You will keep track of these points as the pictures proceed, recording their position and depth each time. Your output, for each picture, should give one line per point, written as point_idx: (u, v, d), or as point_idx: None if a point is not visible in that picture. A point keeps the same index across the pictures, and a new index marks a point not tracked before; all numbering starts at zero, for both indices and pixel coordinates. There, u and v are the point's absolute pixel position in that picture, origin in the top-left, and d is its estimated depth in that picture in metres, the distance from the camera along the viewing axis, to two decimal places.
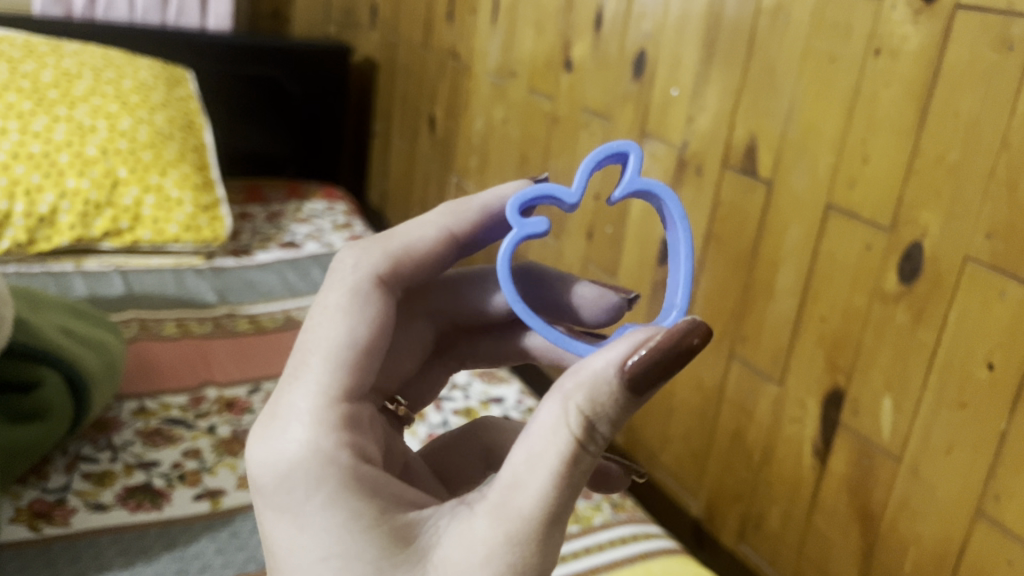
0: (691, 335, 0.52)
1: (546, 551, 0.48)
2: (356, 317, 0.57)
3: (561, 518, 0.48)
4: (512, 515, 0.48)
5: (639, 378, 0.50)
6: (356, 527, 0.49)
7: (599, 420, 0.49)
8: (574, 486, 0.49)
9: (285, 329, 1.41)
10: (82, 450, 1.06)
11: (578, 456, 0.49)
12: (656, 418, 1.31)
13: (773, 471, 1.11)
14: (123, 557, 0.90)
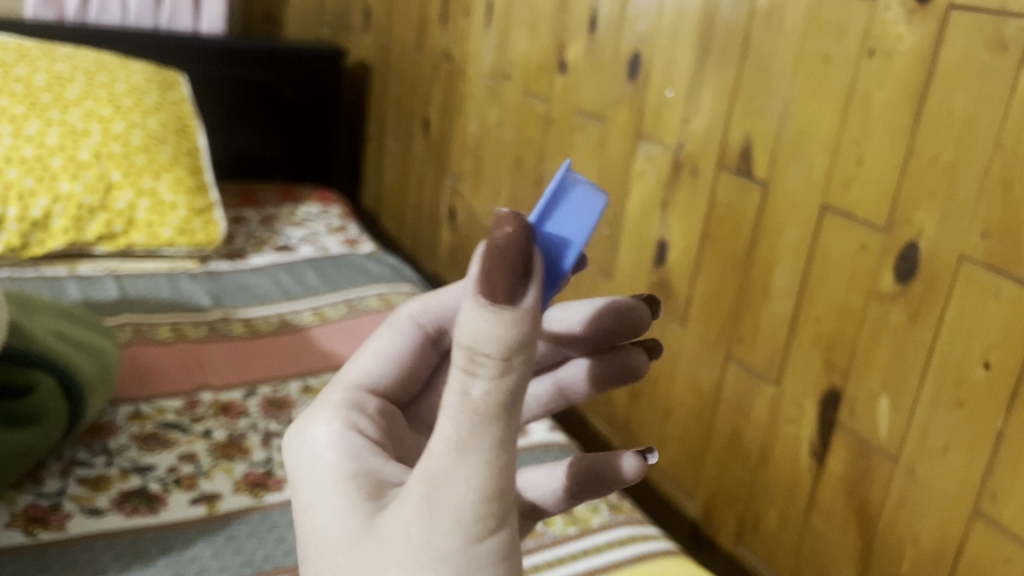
0: (499, 224, 0.39)
1: (472, 505, 0.40)
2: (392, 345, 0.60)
3: (482, 466, 0.40)
4: (424, 468, 0.41)
5: (494, 286, 0.38)
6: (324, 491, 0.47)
7: (475, 350, 0.39)
8: (484, 425, 0.40)
9: (281, 332, 1.41)
10: (77, 455, 1.05)
11: (466, 391, 0.40)
12: (653, 420, 1.31)
13: (770, 472, 1.11)
14: (119, 562, 0.90)
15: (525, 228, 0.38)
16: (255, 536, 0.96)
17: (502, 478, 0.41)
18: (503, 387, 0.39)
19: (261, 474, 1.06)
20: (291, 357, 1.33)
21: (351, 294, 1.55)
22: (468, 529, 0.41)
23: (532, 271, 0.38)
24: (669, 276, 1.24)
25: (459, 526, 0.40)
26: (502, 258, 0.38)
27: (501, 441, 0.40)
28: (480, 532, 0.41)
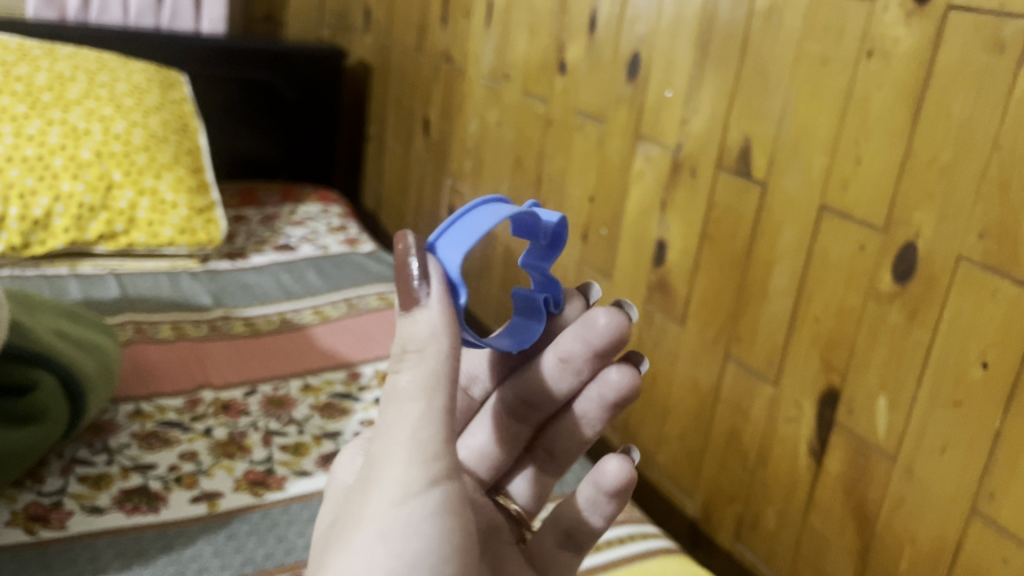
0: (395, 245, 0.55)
1: (400, 465, 0.54)
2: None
3: (408, 434, 0.54)
4: (374, 444, 0.56)
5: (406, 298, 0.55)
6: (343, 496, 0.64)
7: (399, 346, 0.55)
8: (411, 399, 0.54)
9: (281, 331, 1.41)
10: (78, 453, 1.06)
11: (395, 377, 0.56)
12: (652, 419, 1.32)
13: (769, 471, 1.11)
14: (120, 560, 0.90)
15: (416, 245, 0.55)
16: (255, 534, 0.96)
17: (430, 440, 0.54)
18: (417, 368, 0.54)
19: (261, 473, 1.07)
20: (291, 356, 1.34)
21: (351, 293, 1.56)
22: (396, 484, 0.54)
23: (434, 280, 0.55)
24: (668, 275, 1.25)
25: (392, 483, 0.54)
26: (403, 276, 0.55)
27: (421, 414, 0.54)
28: (408, 490, 0.54)
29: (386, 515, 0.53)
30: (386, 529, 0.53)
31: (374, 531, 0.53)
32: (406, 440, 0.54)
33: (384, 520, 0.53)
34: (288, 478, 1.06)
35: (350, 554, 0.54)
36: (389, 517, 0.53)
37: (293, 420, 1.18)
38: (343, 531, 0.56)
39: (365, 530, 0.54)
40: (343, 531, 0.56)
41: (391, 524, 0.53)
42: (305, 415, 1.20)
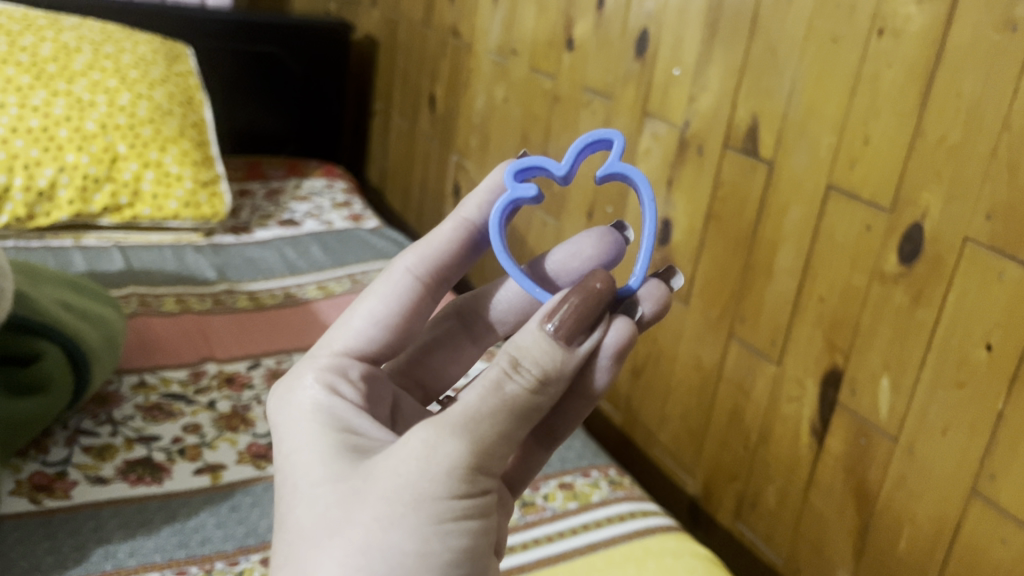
0: (592, 280, 0.53)
1: (449, 460, 0.48)
2: (377, 296, 0.63)
3: (482, 442, 0.49)
4: (425, 430, 0.49)
5: (567, 325, 0.52)
6: (325, 444, 0.54)
7: (529, 356, 0.51)
8: (505, 409, 0.49)
9: (285, 306, 1.41)
10: (82, 424, 1.06)
11: (501, 385, 0.49)
12: (654, 398, 1.32)
13: (770, 450, 1.11)
14: (124, 530, 0.91)
15: (610, 287, 0.54)
16: (258, 506, 0.97)
17: (507, 451, 0.50)
18: (534, 389, 0.50)
19: (265, 445, 1.07)
20: (295, 331, 1.34)
21: (355, 269, 1.56)
22: (455, 487, 0.48)
23: (600, 322, 0.54)
24: (674, 254, 1.24)
25: (438, 477, 0.48)
26: (593, 301, 0.53)
27: (506, 434, 0.49)
28: (464, 505, 0.48)
29: (439, 519, 0.48)
30: (433, 533, 0.48)
31: (419, 527, 0.48)
32: (476, 448, 0.48)
33: (429, 526, 0.48)
34: None
35: (385, 549, 0.47)
36: (441, 527, 0.48)
37: None
38: (363, 511, 0.49)
39: (407, 520, 0.48)
40: (361, 513, 0.49)
41: (439, 531, 0.48)
42: None
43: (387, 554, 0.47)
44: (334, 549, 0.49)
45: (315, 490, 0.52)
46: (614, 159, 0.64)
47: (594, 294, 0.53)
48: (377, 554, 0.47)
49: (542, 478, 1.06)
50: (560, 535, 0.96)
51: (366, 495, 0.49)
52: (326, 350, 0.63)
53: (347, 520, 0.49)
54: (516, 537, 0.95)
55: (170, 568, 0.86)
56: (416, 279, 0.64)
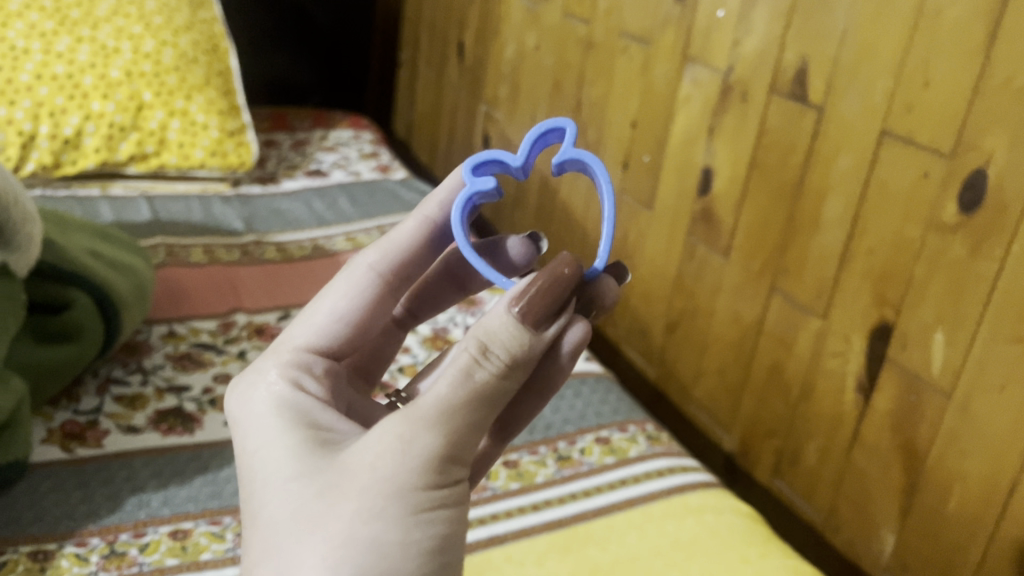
0: (560, 265, 0.56)
1: (427, 448, 0.48)
2: (341, 294, 0.66)
3: (457, 431, 0.49)
4: (399, 423, 0.49)
5: (533, 311, 0.54)
6: (292, 441, 0.53)
7: (497, 339, 0.52)
8: (478, 396, 0.50)
9: (314, 258, 1.39)
10: (112, 373, 1.05)
11: (471, 373, 0.51)
12: (690, 352, 1.29)
13: (812, 407, 1.08)
14: (156, 480, 0.89)
15: (577, 272, 0.57)
16: None
17: (477, 439, 0.51)
18: (503, 375, 0.52)
19: None
20: (324, 282, 1.32)
21: (384, 221, 1.53)
22: (432, 475, 0.48)
23: (564, 309, 0.57)
24: (714, 205, 1.21)
25: (417, 466, 0.48)
26: (557, 289, 0.56)
27: (477, 423, 0.50)
28: (440, 494, 0.49)
29: (418, 509, 0.48)
30: (415, 521, 0.48)
31: (402, 516, 0.47)
32: (452, 437, 0.49)
33: (409, 516, 0.48)
34: None
35: (369, 540, 0.47)
36: (422, 516, 0.48)
37: None
38: (342, 503, 0.48)
39: (390, 509, 0.47)
40: (341, 503, 0.48)
41: (419, 520, 0.48)
42: None
43: (372, 546, 0.46)
44: (316, 543, 0.47)
45: (287, 486, 0.50)
46: (567, 145, 0.66)
47: (562, 281, 0.56)
48: (362, 548, 0.46)
49: (577, 432, 1.03)
50: (596, 490, 0.94)
51: (344, 488, 0.48)
52: (287, 347, 0.63)
53: (326, 514, 0.48)
54: (553, 492, 0.93)
55: (203, 518, 0.85)
56: (380, 277, 0.67)
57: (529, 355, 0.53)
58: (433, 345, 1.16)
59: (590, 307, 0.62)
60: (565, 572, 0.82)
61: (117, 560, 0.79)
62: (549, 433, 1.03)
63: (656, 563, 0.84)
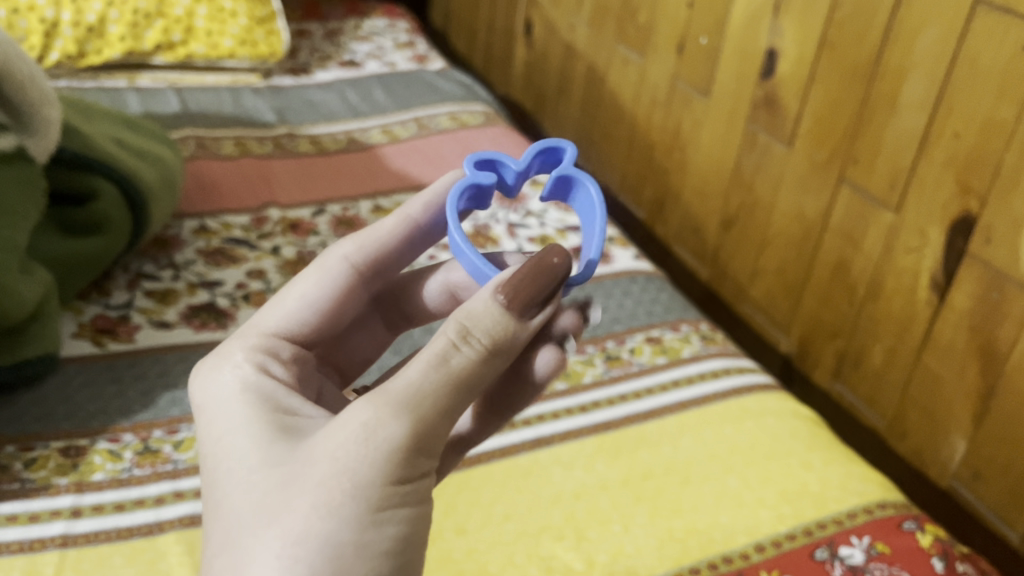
0: (548, 254, 0.51)
1: (394, 437, 0.43)
2: (312, 279, 0.60)
3: (427, 420, 0.44)
4: (364, 408, 0.44)
5: (519, 297, 0.49)
6: (250, 426, 0.47)
7: (479, 326, 0.47)
8: (451, 385, 0.45)
9: (349, 151, 1.32)
10: (143, 268, 1.01)
11: (446, 359, 0.45)
12: (748, 250, 1.22)
13: (879, 307, 1.02)
14: (191, 377, 0.86)
15: (567, 262, 0.51)
16: None
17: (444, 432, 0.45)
18: (481, 365, 0.47)
19: None
20: (360, 175, 1.26)
21: (422, 112, 1.46)
22: (396, 468, 0.42)
23: (555, 297, 0.51)
24: (778, 90, 1.12)
25: (381, 457, 0.42)
26: (543, 277, 0.50)
27: (446, 413, 0.45)
28: (404, 489, 0.43)
29: (379, 505, 0.42)
30: (375, 519, 0.42)
31: (361, 510, 0.41)
32: (421, 426, 0.43)
33: (367, 510, 0.42)
34: None
35: (323, 539, 0.40)
36: (382, 514, 0.42)
37: None
38: (297, 495, 0.42)
39: (347, 502, 0.41)
40: (296, 495, 0.42)
41: (379, 516, 0.42)
42: None
43: (327, 546, 0.40)
44: (266, 541, 0.41)
45: (240, 479, 0.44)
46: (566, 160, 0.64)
47: (550, 269, 0.51)
48: (316, 548, 0.40)
49: (627, 332, 0.98)
50: (648, 393, 0.89)
51: (300, 479, 0.42)
52: (255, 330, 0.57)
53: (279, 508, 0.42)
54: (602, 394, 0.89)
55: None
56: (351, 268, 0.61)
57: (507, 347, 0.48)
58: (475, 242, 1.11)
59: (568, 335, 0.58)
60: (615, 476, 0.78)
61: (150, 457, 0.76)
62: (597, 332, 0.98)
63: (713, 469, 0.79)
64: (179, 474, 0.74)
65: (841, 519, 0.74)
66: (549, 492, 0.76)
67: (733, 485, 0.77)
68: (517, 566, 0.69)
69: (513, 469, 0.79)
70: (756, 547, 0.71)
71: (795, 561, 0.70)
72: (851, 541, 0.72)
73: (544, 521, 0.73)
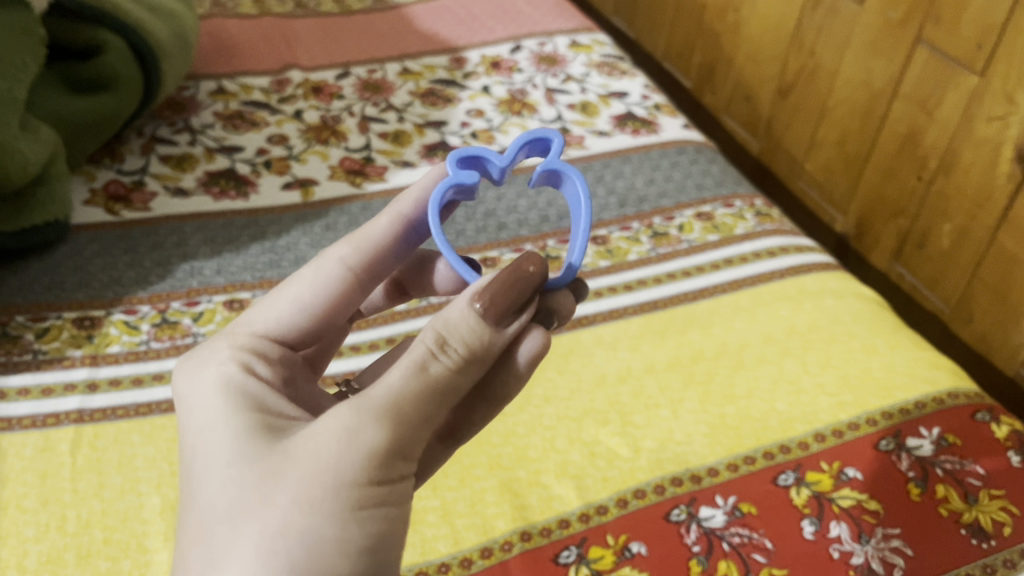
0: (524, 261, 0.43)
1: (376, 437, 0.36)
2: (303, 289, 0.49)
3: (411, 423, 0.37)
4: (345, 409, 0.37)
5: (497, 304, 0.41)
6: (222, 419, 0.40)
7: (455, 337, 0.40)
8: (433, 393, 0.38)
9: (374, 11, 1.23)
10: (158, 132, 0.95)
11: (424, 367, 0.39)
12: (806, 120, 1.15)
13: (952, 182, 0.94)
14: (209, 247, 0.81)
15: (544, 271, 0.44)
16: (355, 225, 0.85)
17: (425, 438, 0.38)
18: (460, 377, 0.40)
19: (359, 162, 0.94)
20: (386, 36, 1.17)
21: None
22: (377, 471, 0.36)
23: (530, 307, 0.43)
24: None
25: (364, 460, 0.36)
26: (517, 287, 0.42)
27: (428, 420, 0.38)
28: (387, 493, 0.36)
29: (360, 506, 0.35)
30: (356, 518, 0.35)
31: (341, 509, 0.35)
32: (404, 431, 0.37)
33: (349, 513, 0.35)
34: (388, 168, 0.93)
35: (300, 537, 0.34)
36: (365, 513, 0.35)
37: (392, 107, 1.03)
38: (273, 494, 0.35)
39: (325, 500, 0.35)
40: (273, 498, 0.35)
41: (361, 516, 0.35)
42: (406, 102, 1.05)
43: (303, 547, 0.34)
44: (235, 540, 0.35)
45: (206, 468, 0.38)
46: (554, 154, 0.54)
47: (525, 281, 0.43)
48: (292, 550, 0.34)
49: (676, 207, 0.91)
50: (698, 271, 0.82)
51: (273, 474, 0.36)
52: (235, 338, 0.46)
53: (249, 502, 0.35)
54: (648, 271, 0.82)
55: (261, 289, 0.77)
56: (355, 275, 0.49)
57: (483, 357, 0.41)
58: (511, 110, 1.04)
59: (552, 317, 0.49)
60: (663, 359, 0.73)
61: (169, 330, 0.71)
62: (643, 208, 0.91)
63: (768, 352, 0.73)
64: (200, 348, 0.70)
65: (908, 408, 0.69)
66: (592, 374, 0.71)
67: (791, 370, 0.72)
68: (558, 451, 0.65)
69: (554, 349, 0.73)
70: (815, 437, 0.67)
71: (858, 451, 0.65)
72: (920, 432, 0.67)
73: (587, 405, 0.68)
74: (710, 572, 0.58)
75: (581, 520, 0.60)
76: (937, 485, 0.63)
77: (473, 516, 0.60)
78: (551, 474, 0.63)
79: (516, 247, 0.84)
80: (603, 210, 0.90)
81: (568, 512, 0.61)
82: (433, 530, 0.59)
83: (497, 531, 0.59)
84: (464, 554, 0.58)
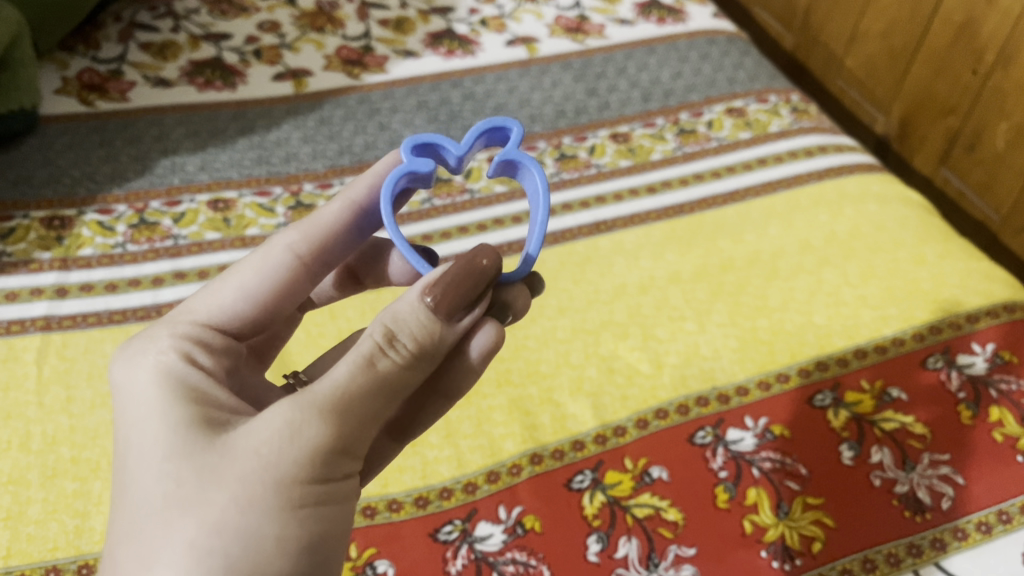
0: (475, 256, 0.35)
1: (327, 434, 0.30)
2: (247, 276, 0.39)
3: (359, 421, 0.31)
4: (289, 403, 0.30)
5: (447, 302, 0.34)
6: (156, 408, 0.32)
7: (405, 330, 0.33)
8: (383, 392, 0.32)
9: None
10: (138, 17, 0.87)
11: (372, 362, 0.32)
12: (848, 9, 1.06)
13: (1011, 77, 0.85)
14: (192, 142, 0.74)
15: (499, 267, 0.35)
16: (352, 120, 0.78)
17: (368, 439, 0.32)
18: (411, 377, 0.33)
19: (358, 51, 0.86)
20: None
21: None
22: (323, 471, 0.30)
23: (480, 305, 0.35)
24: None
25: (311, 460, 0.30)
26: (470, 281, 0.34)
27: (375, 419, 0.32)
28: (331, 497, 0.30)
29: (301, 504, 0.29)
30: (298, 518, 0.29)
31: (280, 505, 0.29)
32: (352, 429, 0.31)
33: (291, 517, 0.29)
34: (389, 59, 0.85)
35: (235, 536, 0.28)
36: (307, 511, 0.29)
37: None
38: (213, 485, 0.29)
39: (261, 493, 0.29)
40: (210, 488, 0.29)
41: (303, 520, 0.29)
42: None
43: (235, 547, 0.28)
44: (153, 537, 0.28)
45: (123, 451, 0.31)
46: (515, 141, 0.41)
47: (479, 277, 0.35)
48: (221, 550, 0.28)
49: (705, 103, 0.83)
50: (729, 173, 0.75)
51: (203, 457, 0.30)
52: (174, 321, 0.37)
53: (171, 490, 0.29)
54: (674, 172, 0.75)
55: (249, 187, 0.70)
56: (302, 266, 0.40)
57: (425, 363, 0.34)
58: None
59: (507, 314, 0.39)
60: (689, 268, 0.66)
61: (147, 232, 0.65)
62: (668, 103, 0.83)
63: (805, 261, 0.67)
64: (181, 252, 0.64)
65: (959, 323, 0.62)
66: (610, 284, 0.65)
67: (830, 281, 0.65)
68: (573, 366, 0.59)
69: (569, 256, 0.67)
70: (856, 353, 0.60)
71: (902, 370, 0.59)
72: (972, 349, 0.61)
73: (604, 317, 0.62)
74: (738, 500, 0.52)
75: (597, 442, 0.55)
76: (990, 407, 0.57)
77: (479, 437, 0.55)
78: (564, 392, 0.57)
79: (529, 144, 0.77)
80: (625, 106, 0.82)
81: (583, 433, 0.55)
82: (434, 452, 0.54)
83: (504, 454, 0.54)
84: (469, 479, 0.52)
